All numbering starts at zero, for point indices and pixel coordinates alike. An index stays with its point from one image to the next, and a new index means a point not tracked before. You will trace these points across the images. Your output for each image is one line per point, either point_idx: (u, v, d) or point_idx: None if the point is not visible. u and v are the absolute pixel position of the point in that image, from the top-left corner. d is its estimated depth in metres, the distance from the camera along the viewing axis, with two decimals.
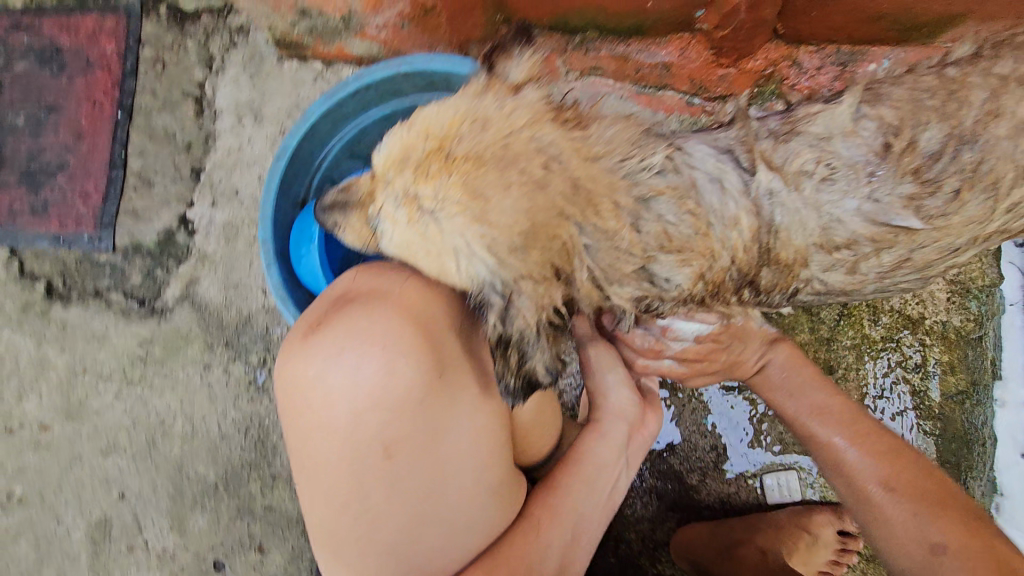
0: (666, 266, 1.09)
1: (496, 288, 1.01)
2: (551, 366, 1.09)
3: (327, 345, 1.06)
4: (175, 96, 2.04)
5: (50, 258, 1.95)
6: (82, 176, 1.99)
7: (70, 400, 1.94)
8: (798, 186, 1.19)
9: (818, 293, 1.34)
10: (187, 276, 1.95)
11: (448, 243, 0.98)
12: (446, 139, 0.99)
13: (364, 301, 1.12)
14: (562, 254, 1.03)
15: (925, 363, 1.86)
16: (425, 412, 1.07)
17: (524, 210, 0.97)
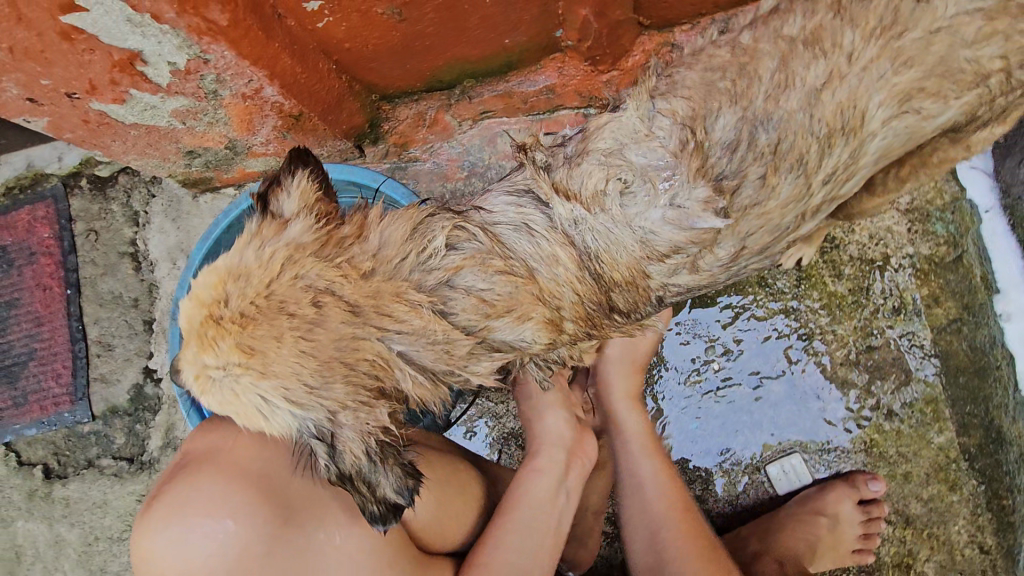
0: (505, 330, 1.12)
1: (312, 429, 0.99)
2: (401, 484, 1.02)
3: (160, 519, 1.03)
4: (113, 259, 2.13)
5: (43, 442, 2.06)
6: (50, 358, 2.09)
7: (92, 569, 2.01)
8: (602, 207, 1.17)
9: (684, 294, 1.29)
10: (165, 424, 2.02)
11: (247, 404, 0.94)
12: (216, 302, 0.94)
13: (194, 466, 1.11)
14: (374, 372, 1.02)
15: (904, 303, 1.72)
16: (274, 559, 1.05)
17: (307, 351, 0.94)
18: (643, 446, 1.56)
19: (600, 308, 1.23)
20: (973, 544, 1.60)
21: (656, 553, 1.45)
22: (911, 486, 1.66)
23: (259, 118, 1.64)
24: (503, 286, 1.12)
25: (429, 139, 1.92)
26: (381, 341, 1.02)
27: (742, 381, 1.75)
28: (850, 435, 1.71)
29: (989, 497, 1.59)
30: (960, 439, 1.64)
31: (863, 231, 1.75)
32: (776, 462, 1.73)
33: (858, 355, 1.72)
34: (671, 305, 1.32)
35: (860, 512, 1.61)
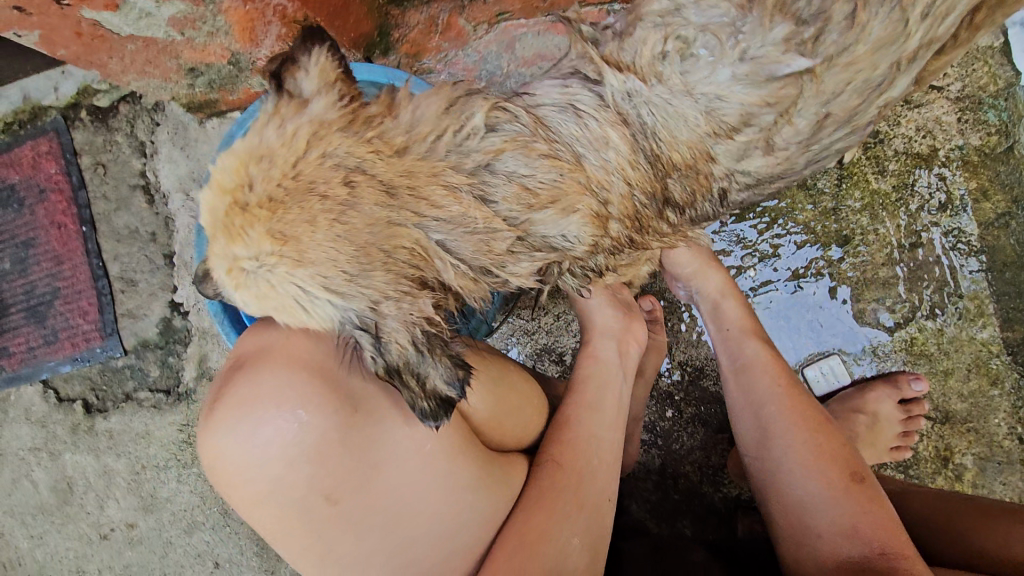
0: (547, 223, 1.01)
1: (354, 319, 0.91)
2: (452, 376, 0.96)
3: (227, 420, 0.99)
4: (125, 192, 2.07)
5: (78, 378, 2.09)
6: (74, 296, 2.08)
7: (144, 495, 2.09)
8: (660, 78, 1.07)
9: (749, 186, 1.20)
10: (197, 355, 2.03)
11: (283, 296, 0.87)
12: (239, 187, 0.85)
13: (247, 364, 1.04)
14: (414, 261, 0.92)
15: (950, 198, 1.65)
16: (350, 452, 1.02)
17: (342, 235, 0.85)
18: (746, 330, 1.54)
19: (653, 201, 1.13)
20: (1012, 435, 1.60)
21: (752, 427, 1.43)
22: (950, 384, 1.65)
23: (262, 26, 1.51)
24: (545, 172, 1.00)
25: (443, 46, 1.80)
26: (417, 227, 0.91)
27: (780, 286, 1.72)
28: (890, 333, 1.68)
29: None
30: (1004, 333, 1.61)
31: (910, 123, 1.65)
32: (813, 364, 1.71)
33: (901, 254, 1.67)
34: (734, 199, 1.23)
35: (901, 410, 1.60)
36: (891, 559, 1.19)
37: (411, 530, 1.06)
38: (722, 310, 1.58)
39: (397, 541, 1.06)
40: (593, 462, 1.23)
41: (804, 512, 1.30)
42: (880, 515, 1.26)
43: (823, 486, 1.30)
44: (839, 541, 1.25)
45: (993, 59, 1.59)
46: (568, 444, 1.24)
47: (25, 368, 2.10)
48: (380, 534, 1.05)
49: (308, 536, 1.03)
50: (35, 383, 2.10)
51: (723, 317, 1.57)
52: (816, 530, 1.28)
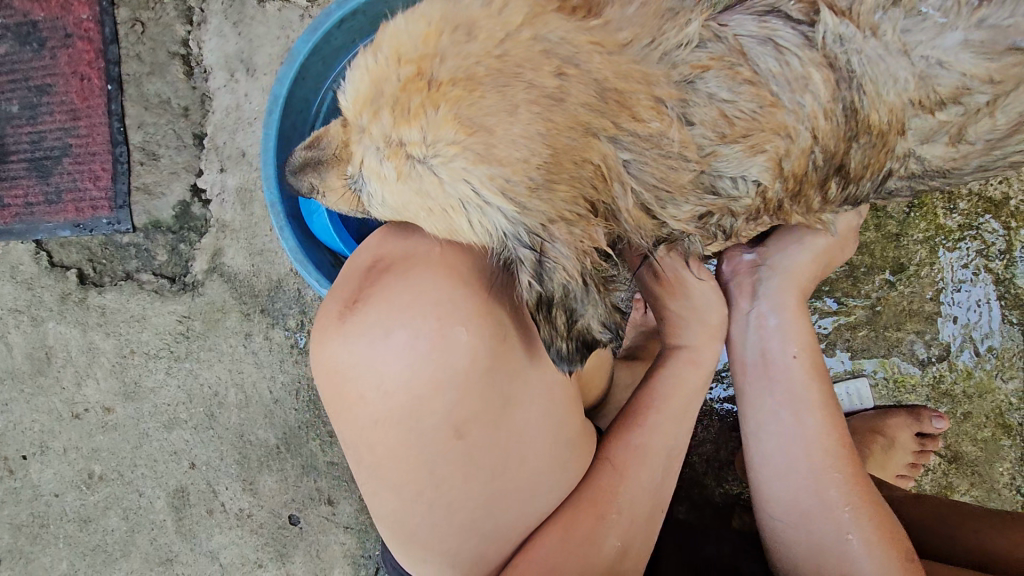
0: (730, 161, 0.91)
1: (522, 238, 0.90)
2: (607, 319, 0.97)
3: (374, 325, 0.98)
4: (162, 58, 1.90)
5: (76, 245, 1.94)
6: (87, 158, 1.92)
7: (126, 381, 1.98)
8: (874, 31, 0.93)
9: (912, 176, 1.10)
10: (212, 247, 1.91)
11: (450, 196, 0.85)
12: (425, 60, 0.82)
13: (397, 271, 1.02)
14: (595, 181, 0.86)
15: (1010, 249, 1.65)
16: (487, 385, 1.01)
17: (540, 133, 0.80)
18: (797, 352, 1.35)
19: (827, 163, 1.00)
20: (1011, 486, 1.65)
21: (790, 485, 1.31)
22: (963, 426, 1.69)
23: None
24: (748, 100, 0.90)
25: None
26: (609, 142, 0.84)
27: (826, 300, 1.71)
28: (921, 367, 1.70)
29: None
30: None
31: None
32: (840, 382, 1.72)
33: (950, 291, 1.68)
34: (889, 186, 1.11)
35: (915, 441, 1.63)
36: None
37: (512, 482, 1.06)
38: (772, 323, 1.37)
39: (495, 491, 1.05)
40: (657, 469, 1.20)
41: None
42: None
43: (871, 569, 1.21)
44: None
45: None
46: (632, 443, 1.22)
47: (20, 223, 1.94)
48: (486, 477, 1.04)
49: (417, 464, 1.01)
50: (27, 241, 1.94)
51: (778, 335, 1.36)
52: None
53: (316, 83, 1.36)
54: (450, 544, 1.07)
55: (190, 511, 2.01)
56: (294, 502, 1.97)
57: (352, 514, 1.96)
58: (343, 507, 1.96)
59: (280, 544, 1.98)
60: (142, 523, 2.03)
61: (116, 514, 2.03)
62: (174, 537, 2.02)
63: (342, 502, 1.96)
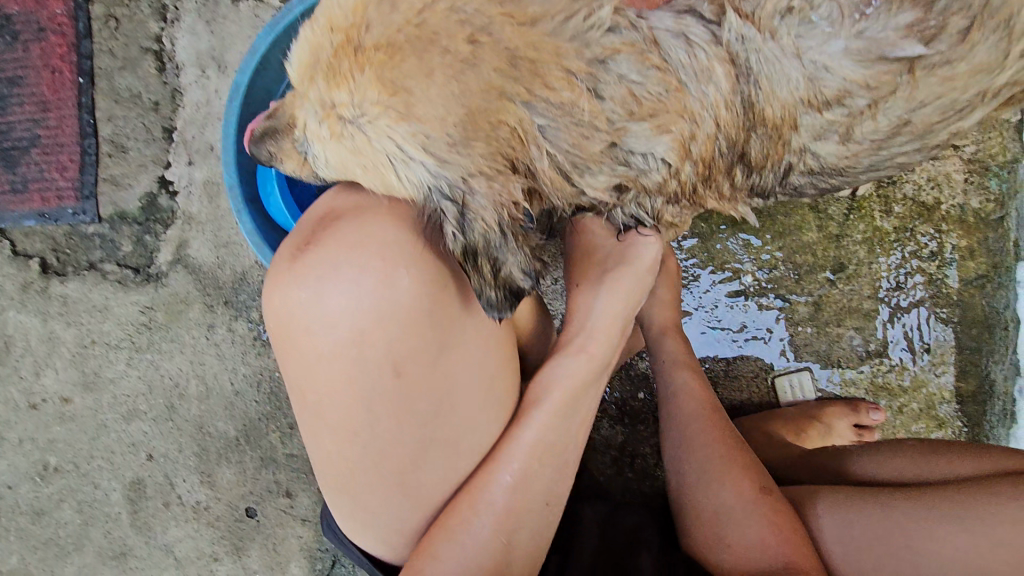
0: (640, 137, 1.03)
1: (443, 188, 0.96)
2: (528, 266, 1.05)
3: (324, 266, 1.01)
4: (134, 53, 1.94)
5: (41, 235, 1.95)
6: (55, 149, 1.94)
7: (86, 371, 1.98)
8: (774, 34, 1.08)
9: (811, 171, 1.26)
10: (177, 239, 1.94)
11: (378, 151, 0.91)
12: (354, 28, 0.87)
13: (348, 218, 1.04)
14: (513, 142, 0.94)
15: (942, 250, 1.76)
16: (428, 333, 1.05)
17: (456, 95, 0.87)
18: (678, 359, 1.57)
19: (730, 152, 1.15)
20: None
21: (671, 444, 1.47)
22: (896, 418, 1.78)
23: None
24: (655, 83, 1.02)
25: None
26: (524, 107, 0.92)
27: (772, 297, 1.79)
28: (860, 362, 1.79)
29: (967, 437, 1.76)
30: (958, 383, 1.77)
31: (923, 172, 1.75)
32: (785, 375, 1.80)
33: (887, 289, 1.77)
34: (793, 180, 1.28)
35: (853, 432, 1.70)
36: (792, 572, 1.19)
37: (448, 429, 1.11)
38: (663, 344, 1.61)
39: (430, 438, 1.10)
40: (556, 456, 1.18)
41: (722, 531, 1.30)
42: (780, 526, 1.26)
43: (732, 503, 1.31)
44: (750, 554, 1.25)
45: (1007, 132, 1.72)
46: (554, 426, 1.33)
47: None
48: (421, 421, 1.07)
49: (358, 405, 1.04)
50: None
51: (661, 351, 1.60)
52: (726, 542, 1.29)
53: (277, 74, 1.40)
54: (382, 485, 1.11)
55: (146, 504, 2.00)
56: (252, 495, 1.97)
57: (309, 507, 1.97)
58: (301, 500, 1.96)
59: (237, 537, 1.98)
60: (97, 516, 2.01)
61: (71, 507, 2.01)
62: (129, 530, 2.00)
63: (300, 495, 1.97)
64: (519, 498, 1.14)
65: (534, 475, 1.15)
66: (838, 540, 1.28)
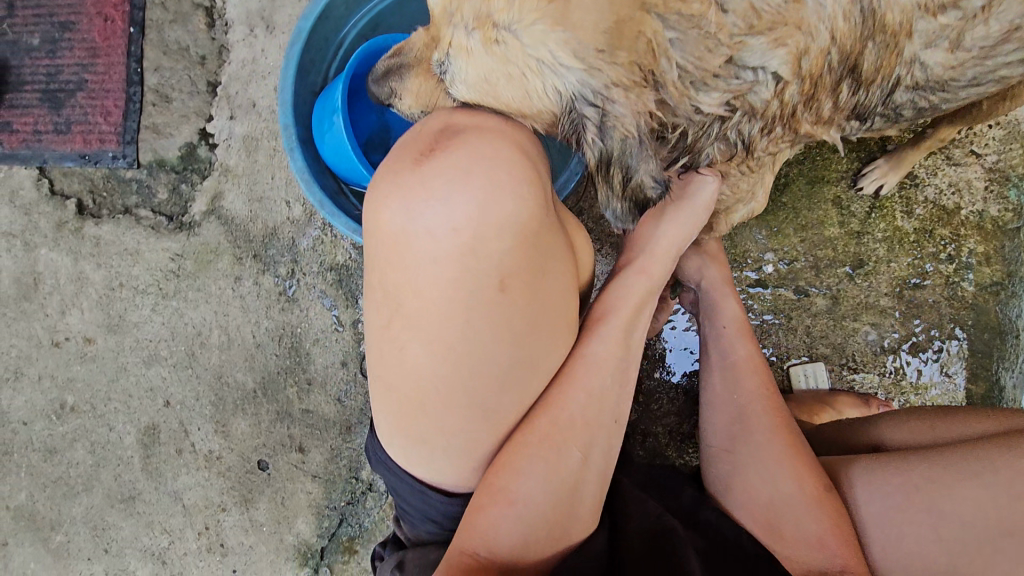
0: (755, 52, 1.09)
1: (588, 96, 1.08)
2: (657, 174, 1.18)
3: (447, 172, 1.04)
4: (186, 8, 1.99)
5: (79, 176, 1.99)
6: (101, 94, 1.99)
7: (111, 314, 2.01)
8: None
9: (916, 87, 1.29)
10: (212, 191, 1.98)
11: (530, 55, 1.04)
12: None
13: (465, 133, 1.09)
14: (647, 54, 1.05)
15: (959, 254, 1.82)
16: (534, 249, 1.07)
17: (606, 5, 1.00)
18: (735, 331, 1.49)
19: (840, 67, 1.19)
20: None
21: (723, 420, 1.39)
22: None
23: None
24: None
25: None
26: (658, 19, 1.04)
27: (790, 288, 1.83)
28: (873, 357, 1.84)
29: None
30: (969, 385, 1.82)
31: (945, 177, 1.82)
32: (799, 365, 1.83)
33: (904, 288, 1.83)
34: (898, 97, 1.31)
35: None
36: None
37: (536, 348, 1.12)
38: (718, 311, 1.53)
39: (524, 357, 1.11)
40: (616, 382, 1.21)
41: (778, 519, 1.24)
42: (841, 527, 1.21)
43: (794, 492, 1.24)
44: (803, 549, 1.20)
45: None
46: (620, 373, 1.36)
47: (26, 149, 1.99)
48: (514, 336, 1.08)
49: (464, 314, 1.05)
50: (31, 166, 1.99)
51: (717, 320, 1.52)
52: (780, 533, 1.23)
53: (338, 23, 1.47)
54: (464, 401, 1.10)
55: (159, 449, 2.02)
56: (265, 447, 2.00)
57: (320, 464, 1.99)
58: (313, 456, 1.99)
59: (246, 488, 2.00)
60: (109, 458, 2.03)
61: (84, 447, 2.03)
62: (140, 474, 2.03)
63: (312, 451, 2.00)
64: (590, 415, 1.17)
65: (604, 400, 1.19)
66: (869, 518, 1.24)
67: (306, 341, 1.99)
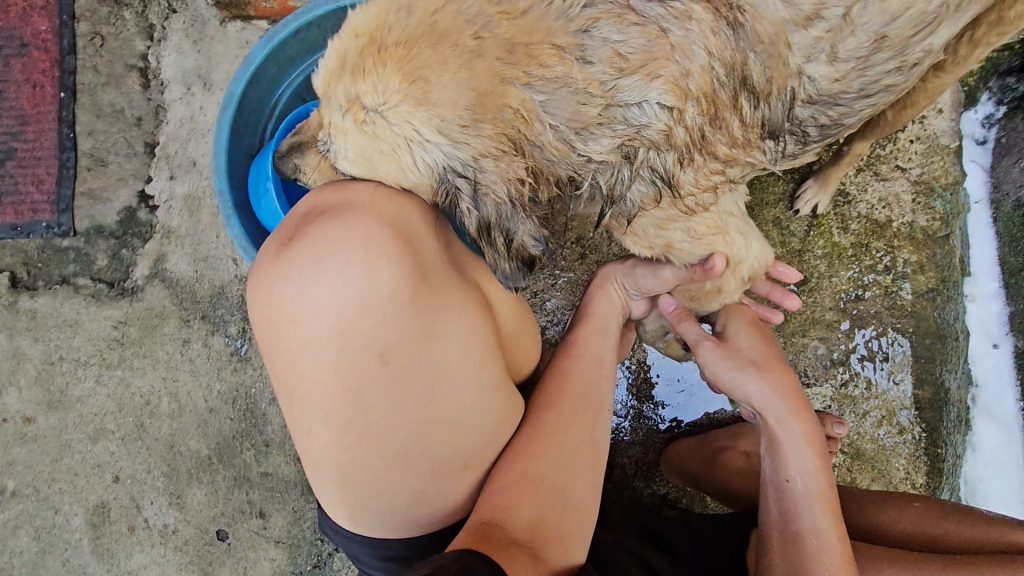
0: (630, 91, 1.04)
1: (457, 166, 1.06)
2: (535, 233, 1.18)
3: (307, 257, 1.05)
4: (119, 70, 1.96)
5: (12, 248, 1.91)
6: (31, 162, 1.93)
7: (51, 390, 1.92)
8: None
9: (811, 101, 1.25)
10: (155, 253, 1.92)
11: (398, 134, 1.02)
12: (377, 31, 1.01)
13: (329, 212, 1.10)
14: (516, 122, 1.03)
15: (895, 265, 1.90)
16: (411, 316, 1.08)
17: (467, 81, 0.97)
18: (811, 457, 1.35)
19: (731, 80, 1.11)
20: (906, 481, 1.86)
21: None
22: (863, 425, 1.88)
23: None
24: (636, 38, 1.03)
25: None
26: (524, 87, 1.01)
27: None
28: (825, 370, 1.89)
29: (927, 443, 1.86)
30: (916, 391, 1.88)
31: (874, 193, 1.91)
32: None
33: (847, 301, 1.89)
34: (798, 112, 1.26)
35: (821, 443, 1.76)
36: None
37: (438, 411, 1.11)
38: (785, 447, 1.36)
39: (429, 418, 1.11)
40: (542, 428, 1.29)
41: None
42: None
43: None
44: None
45: (948, 158, 1.92)
46: (543, 403, 1.36)
47: None
48: (410, 402, 1.08)
49: (352, 391, 1.05)
50: None
51: (784, 458, 1.36)
52: None
53: (270, 86, 1.47)
54: (374, 472, 1.10)
55: (109, 529, 1.91)
56: (223, 517, 1.91)
57: (282, 529, 1.92)
58: (274, 521, 1.91)
59: (206, 562, 1.90)
60: (54, 543, 1.91)
61: (27, 534, 1.91)
62: (89, 558, 1.91)
63: (273, 515, 1.92)
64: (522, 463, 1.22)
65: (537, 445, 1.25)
66: None
67: (261, 402, 1.93)
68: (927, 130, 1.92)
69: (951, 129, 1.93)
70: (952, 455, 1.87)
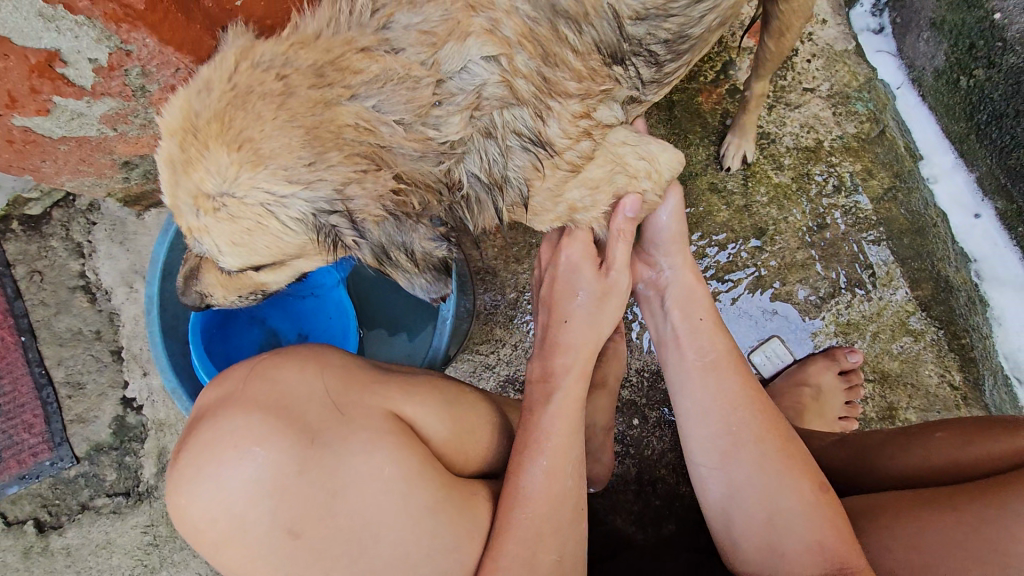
0: (451, 57, 1.04)
1: (325, 207, 1.06)
2: (431, 233, 1.24)
3: (189, 470, 1.02)
4: (65, 295, 2.02)
5: (28, 497, 1.96)
6: (16, 410, 1.96)
7: None
8: None
9: (641, 18, 1.22)
10: (156, 449, 1.98)
11: (254, 202, 1.01)
12: (188, 120, 1.02)
13: (206, 413, 1.09)
14: (362, 136, 1.02)
15: (842, 181, 1.86)
16: (305, 484, 1.01)
17: (289, 121, 0.98)
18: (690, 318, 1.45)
19: (543, 14, 1.10)
20: (944, 383, 1.79)
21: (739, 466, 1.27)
22: (876, 347, 1.82)
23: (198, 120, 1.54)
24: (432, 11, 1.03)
25: None
26: (353, 101, 1.01)
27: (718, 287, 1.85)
28: (819, 310, 1.85)
29: (949, 339, 1.80)
30: (914, 292, 1.82)
31: (793, 122, 1.88)
32: (758, 350, 1.85)
33: (811, 235, 1.85)
34: (631, 32, 1.23)
35: (841, 380, 1.75)
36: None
37: (378, 560, 1.03)
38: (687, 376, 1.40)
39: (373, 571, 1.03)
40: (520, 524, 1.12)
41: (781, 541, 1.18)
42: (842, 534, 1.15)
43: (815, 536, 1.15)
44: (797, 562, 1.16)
45: (851, 62, 1.91)
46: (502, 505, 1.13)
47: None
48: (346, 562, 1.02)
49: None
50: None
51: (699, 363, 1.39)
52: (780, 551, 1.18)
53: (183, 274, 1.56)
54: None
55: None
56: None
57: None
58: None
59: None
60: None
61: None
62: None
63: None
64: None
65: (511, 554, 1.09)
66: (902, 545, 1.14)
67: None
68: (819, 45, 1.91)
69: (840, 33, 1.92)
70: (979, 339, 1.80)
